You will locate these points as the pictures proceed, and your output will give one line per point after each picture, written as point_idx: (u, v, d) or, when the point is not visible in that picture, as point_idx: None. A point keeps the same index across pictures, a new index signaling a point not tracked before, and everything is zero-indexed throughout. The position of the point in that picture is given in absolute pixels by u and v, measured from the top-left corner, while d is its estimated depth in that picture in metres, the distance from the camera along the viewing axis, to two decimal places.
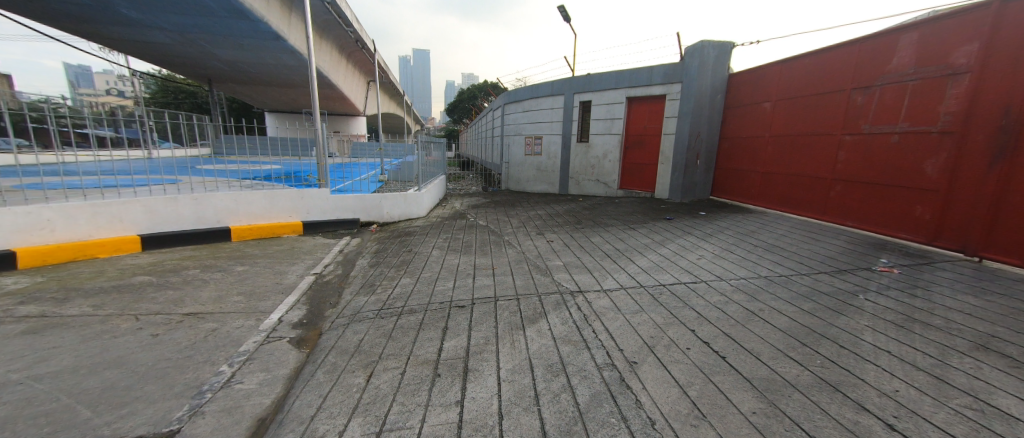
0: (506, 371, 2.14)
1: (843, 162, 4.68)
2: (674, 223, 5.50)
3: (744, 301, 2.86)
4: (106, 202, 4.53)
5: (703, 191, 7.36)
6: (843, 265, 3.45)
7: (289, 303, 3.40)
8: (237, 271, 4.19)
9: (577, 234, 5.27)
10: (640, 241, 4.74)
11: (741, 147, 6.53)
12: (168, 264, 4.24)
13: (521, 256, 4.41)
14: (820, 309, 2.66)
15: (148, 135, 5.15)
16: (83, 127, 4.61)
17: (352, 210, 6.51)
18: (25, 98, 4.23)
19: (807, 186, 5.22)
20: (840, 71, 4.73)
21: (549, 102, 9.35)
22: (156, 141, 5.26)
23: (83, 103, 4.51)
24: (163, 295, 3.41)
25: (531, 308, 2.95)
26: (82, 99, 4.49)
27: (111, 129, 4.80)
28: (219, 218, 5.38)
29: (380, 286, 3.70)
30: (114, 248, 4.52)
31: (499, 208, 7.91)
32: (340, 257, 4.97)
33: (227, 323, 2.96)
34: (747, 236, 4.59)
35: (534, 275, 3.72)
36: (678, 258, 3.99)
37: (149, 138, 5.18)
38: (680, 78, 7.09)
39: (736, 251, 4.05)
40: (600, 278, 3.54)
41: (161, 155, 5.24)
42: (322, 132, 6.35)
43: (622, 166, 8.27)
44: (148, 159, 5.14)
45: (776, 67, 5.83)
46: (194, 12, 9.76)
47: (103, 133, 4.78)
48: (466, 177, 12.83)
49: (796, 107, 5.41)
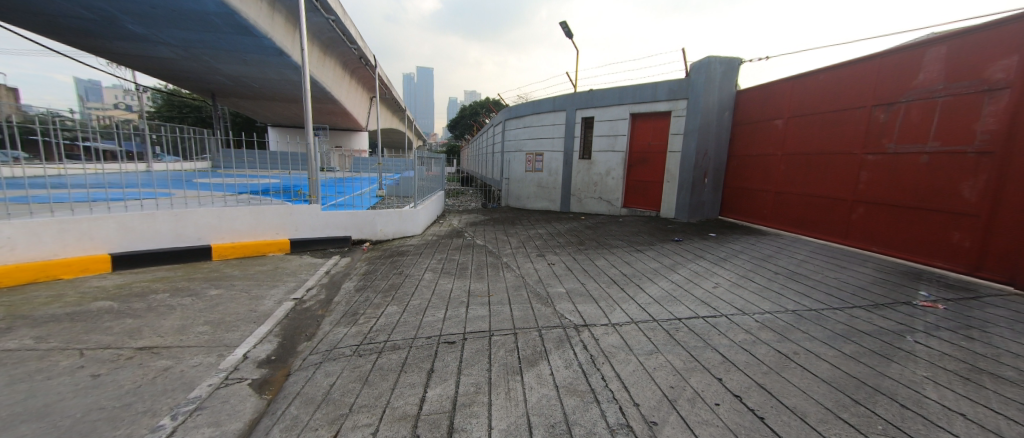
0: (499, 433, 1.76)
1: (865, 183, 4.39)
2: (684, 245, 5.16)
3: (774, 342, 2.49)
4: (75, 217, 4.22)
5: (711, 210, 7.05)
6: (878, 297, 3.10)
7: (260, 335, 3.03)
8: (210, 295, 3.83)
9: (580, 256, 4.93)
10: (648, 265, 4.40)
11: (752, 166, 6.25)
12: (136, 287, 3.89)
13: (520, 281, 4.07)
14: (865, 353, 2.30)
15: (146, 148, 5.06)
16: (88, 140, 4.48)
17: (343, 227, 6.22)
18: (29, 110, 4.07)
19: (825, 208, 4.91)
20: (858, 88, 4.51)
21: (551, 117, 9.18)
22: (157, 154, 5.15)
23: (90, 115, 4.48)
24: (120, 325, 3.05)
25: (530, 346, 2.59)
26: (90, 112, 4.46)
27: (113, 141, 4.71)
28: (199, 236, 5.07)
29: (364, 315, 3.34)
30: (81, 267, 4.18)
31: (497, 226, 7.61)
32: (326, 279, 4.63)
33: (183, 360, 2.60)
34: (765, 261, 4.25)
35: (534, 304, 3.36)
36: (692, 286, 3.63)
37: (152, 151, 5.15)
38: (686, 94, 6.90)
39: (755, 279, 3.70)
40: (607, 309, 3.18)
41: (160, 168, 5.06)
42: (315, 145, 6.11)
43: (626, 184, 7.99)
44: (148, 172, 4.96)
45: (787, 83, 5.61)
46: (197, 27, 9.72)
47: (107, 146, 4.65)
48: (465, 192, 12.51)
49: (810, 124, 5.16)
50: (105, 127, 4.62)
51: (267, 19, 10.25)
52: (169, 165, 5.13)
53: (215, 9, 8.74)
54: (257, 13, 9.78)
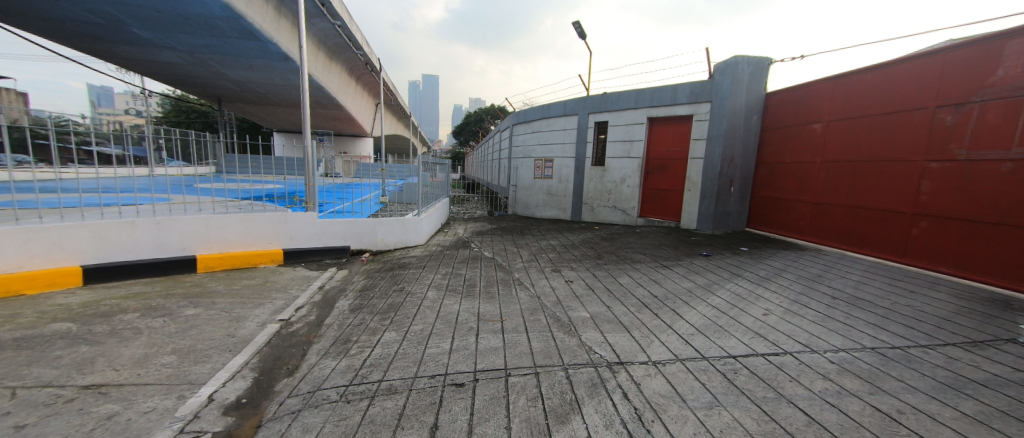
0: None
1: (928, 194, 3.94)
2: (716, 261, 4.64)
3: (866, 395, 1.98)
4: (43, 226, 3.80)
5: (738, 221, 6.55)
6: (971, 334, 2.59)
7: (232, 369, 2.55)
8: (185, 316, 3.36)
9: (600, 272, 4.44)
10: (680, 284, 3.90)
11: (785, 174, 5.79)
12: (105, 305, 3.45)
13: (536, 302, 3.59)
14: (994, 415, 1.78)
15: (153, 153, 4.64)
16: (87, 144, 4.18)
17: (341, 238, 5.79)
18: (40, 113, 3.76)
19: (875, 221, 4.45)
20: (918, 86, 4.06)
21: (561, 122, 8.75)
22: (161, 158, 4.69)
23: (101, 121, 4.18)
24: (72, 355, 2.59)
25: (557, 393, 2.09)
26: (100, 118, 4.16)
27: (118, 146, 4.38)
28: (184, 246, 4.64)
29: (357, 344, 2.87)
30: (47, 282, 3.77)
31: (506, 236, 7.16)
32: (319, 296, 4.17)
33: (134, 404, 2.12)
34: (815, 282, 3.75)
35: (556, 333, 2.87)
36: (738, 312, 3.12)
37: (157, 156, 4.69)
38: (710, 97, 6.44)
39: (811, 305, 3.20)
40: (644, 342, 2.68)
41: (164, 173, 4.64)
42: (314, 150, 5.71)
43: (643, 192, 7.50)
44: (150, 176, 4.57)
45: (828, 83, 5.15)
46: (202, 31, 9.45)
47: (109, 150, 4.34)
48: (470, 199, 11.95)
49: (856, 128, 4.71)
50: (112, 130, 4.30)
51: (274, 23, 9.97)
52: (171, 170, 4.71)
53: (220, 13, 8.44)
54: (264, 18, 9.49)
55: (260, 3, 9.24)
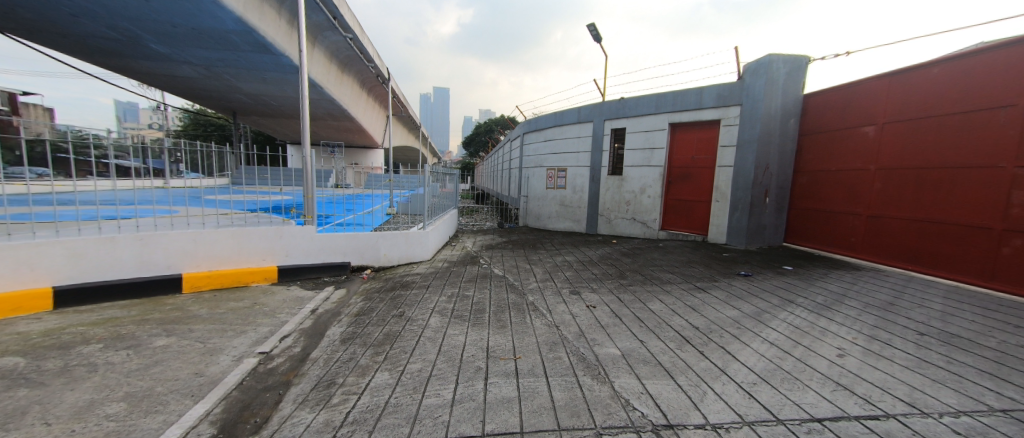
0: None
1: (1019, 206, 3.38)
2: (759, 283, 4.06)
3: None
4: (12, 242, 3.47)
5: (773, 235, 5.95)
6: None
7: (186, 423, 2.08)
8: (154, 348, 2.94)
9: (627, 295, 3.90)
10: (724, 312, 3.33)
11: (830, 184, 5.23)
12: (67, 335, 3.06)
13: (556, 332, 3.08)
14: None
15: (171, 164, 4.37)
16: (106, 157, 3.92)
17: (341, 253, 5.39)
18: (63, 127, 3.65)
19: (952, 238, 3.88)
20: (1002, 80, 3.53)
21: (576, 130, 8.30)
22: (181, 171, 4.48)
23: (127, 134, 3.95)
24: (4, 402, 2.17)
25: None
26: (124, 131, 3.94)
27: (139, 160, 4.09)
28: (169, 263, 4.28)
29: (342, 389, 2.39)
30: (11, 307, 3.40)
31: (517, 250, 6.68)
32: (310, 321, 3.72)
33: None
34: (888, 312, 3.13)
35: (583, 377, 2.36)
36: (805, 352, 2.55)
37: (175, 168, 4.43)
38: (740, 99, 5.92)
39: (895, 343, 2.61)
40: (696, 395, 2.13)
41: (174, 185, 4.38)
42: (314, 160, 5.33)
43: (665, 203, 6.94)
44: (165, 187, 4.36)
45: (882, 82, 4.63)
46: (216, 45, 9.38)
47: (128, 163, 4.05)
48: (480, 211, 11.49)
49: (921, 131, 4.18)
50: (136, 144, 4.03)
51: (286, 36, 9.86)
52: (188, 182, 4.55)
53: (232, 27, 8.30)
54: (276, 30, 9.36)
55: (274, 15, 9.13)
